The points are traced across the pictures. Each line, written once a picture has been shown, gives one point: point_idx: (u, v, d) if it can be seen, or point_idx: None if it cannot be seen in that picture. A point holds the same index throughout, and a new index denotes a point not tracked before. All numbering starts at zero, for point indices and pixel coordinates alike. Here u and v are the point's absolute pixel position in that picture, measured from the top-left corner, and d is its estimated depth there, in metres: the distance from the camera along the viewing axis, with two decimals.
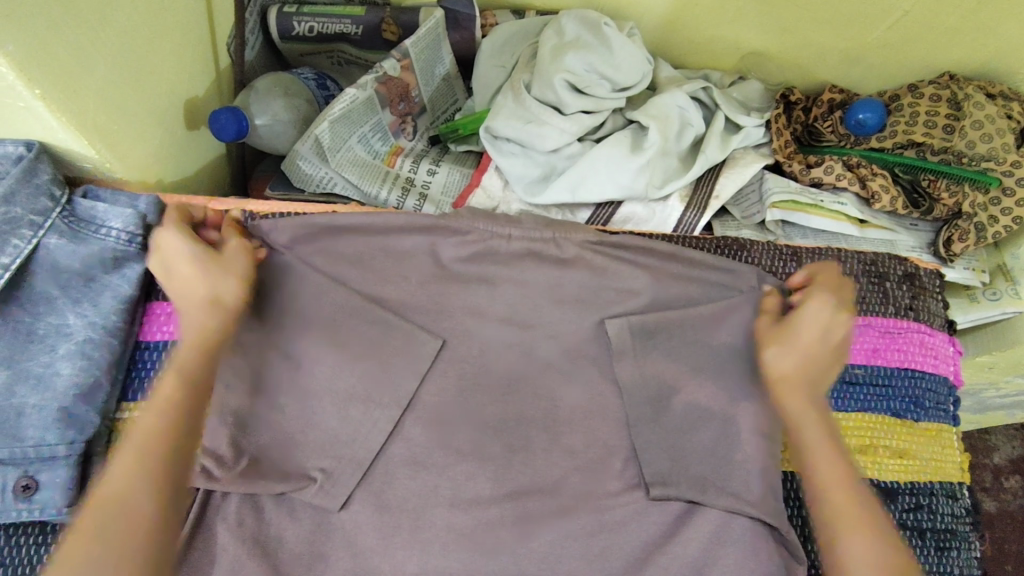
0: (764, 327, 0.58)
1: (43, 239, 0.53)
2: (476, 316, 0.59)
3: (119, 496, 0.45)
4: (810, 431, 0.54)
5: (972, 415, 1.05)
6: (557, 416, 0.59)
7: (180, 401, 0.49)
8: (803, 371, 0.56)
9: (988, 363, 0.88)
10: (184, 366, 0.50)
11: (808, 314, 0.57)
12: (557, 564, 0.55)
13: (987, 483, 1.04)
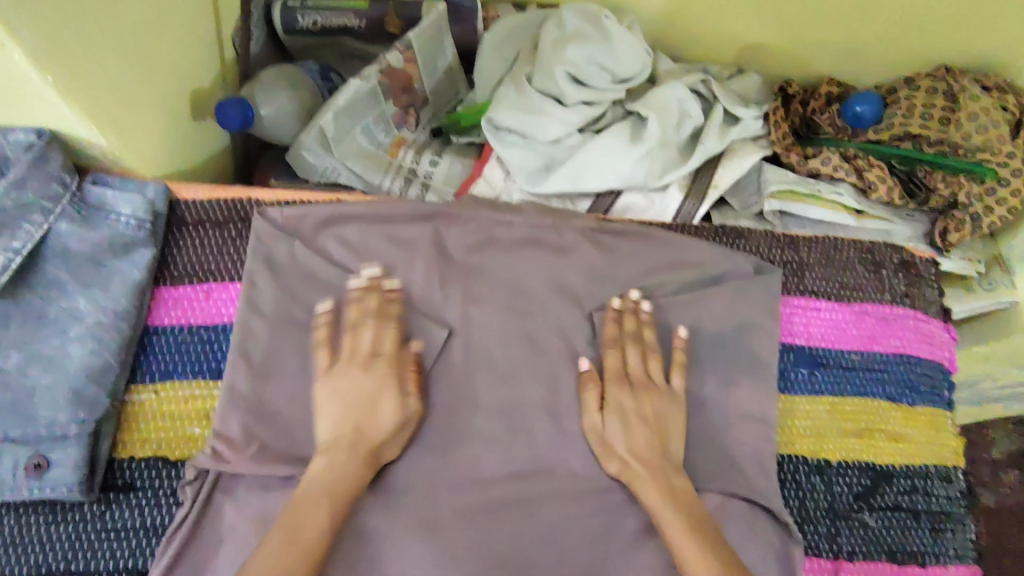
0: (589, 419, 0.58)
1: (53, 226, 0.54)
2: (480, 301, 0.60)
3: (275, 573, 0.46)
4: (648, 493, 0.55)
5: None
6: (558, 402, 0.59)
7: (343, 488, 0.51)
8: (627, 453, 0.56)
9: (985, 354, 0.89)
10: (355, 455, 0.53)
11: (618, 398, 0.58)
12: (559, 544, 0.56)
13: None
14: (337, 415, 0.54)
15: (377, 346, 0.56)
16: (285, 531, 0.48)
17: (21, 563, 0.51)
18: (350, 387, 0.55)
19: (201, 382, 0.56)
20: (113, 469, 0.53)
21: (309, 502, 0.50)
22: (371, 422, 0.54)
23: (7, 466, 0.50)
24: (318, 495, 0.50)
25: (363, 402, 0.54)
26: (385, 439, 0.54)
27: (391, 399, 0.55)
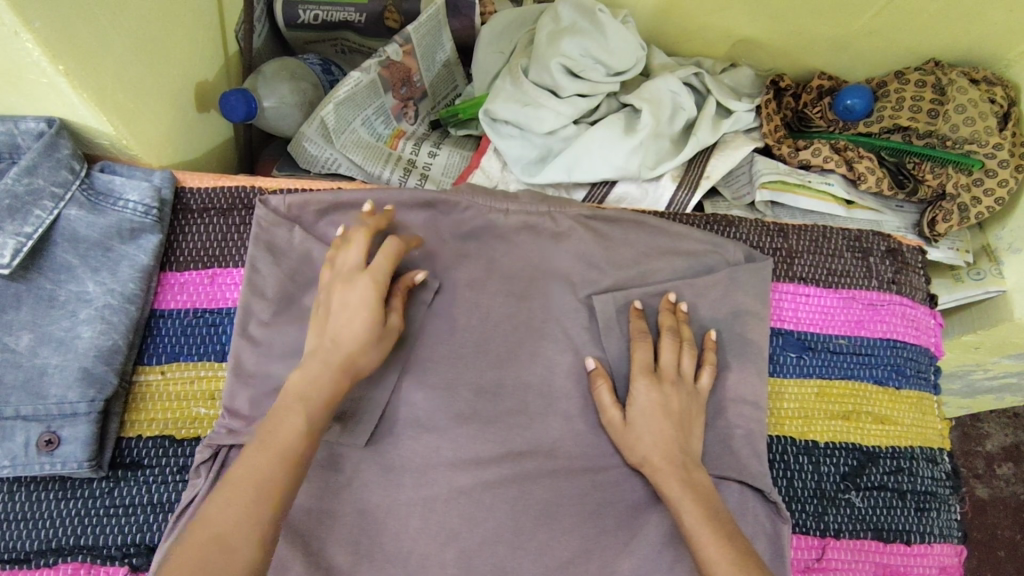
0: (606, 406, 0.59)
1: (63, 212, 0.56)
2: (477, 287, 0.63)
3: (252, 479, 0.45)
4: (670, 488, 0.55)
5: (962, 399, 1.08)
6: (552, 384, 0.61)
7: (319, 399, 0.50)
8: (650, 447, 0.56)
9: (974, 344, 0.91)
10: (326, 367, 0.51)
11: (639, 393, 0.58)
12: (553, 521, 0.58)
13: (978, 469, 1.08)
14: (319, 328, 0.53)
15: (361, 259, 0.55)
16: (260, 445, 0.47)
17: (32, 537, 0.52)
18: (330, 299, 0.54)
19: (206, 363, 0.58)
20: (121, 447, 0.55)
21: (282, 417, 0.49)
22: (348, 333, 0.52)
23: (19, 441, 0.51)
24: (291, 408, 0.49)
25: (343, 313, 0.53)
26: (364, 349, 0.53)
27: (373, 307, 0.53)
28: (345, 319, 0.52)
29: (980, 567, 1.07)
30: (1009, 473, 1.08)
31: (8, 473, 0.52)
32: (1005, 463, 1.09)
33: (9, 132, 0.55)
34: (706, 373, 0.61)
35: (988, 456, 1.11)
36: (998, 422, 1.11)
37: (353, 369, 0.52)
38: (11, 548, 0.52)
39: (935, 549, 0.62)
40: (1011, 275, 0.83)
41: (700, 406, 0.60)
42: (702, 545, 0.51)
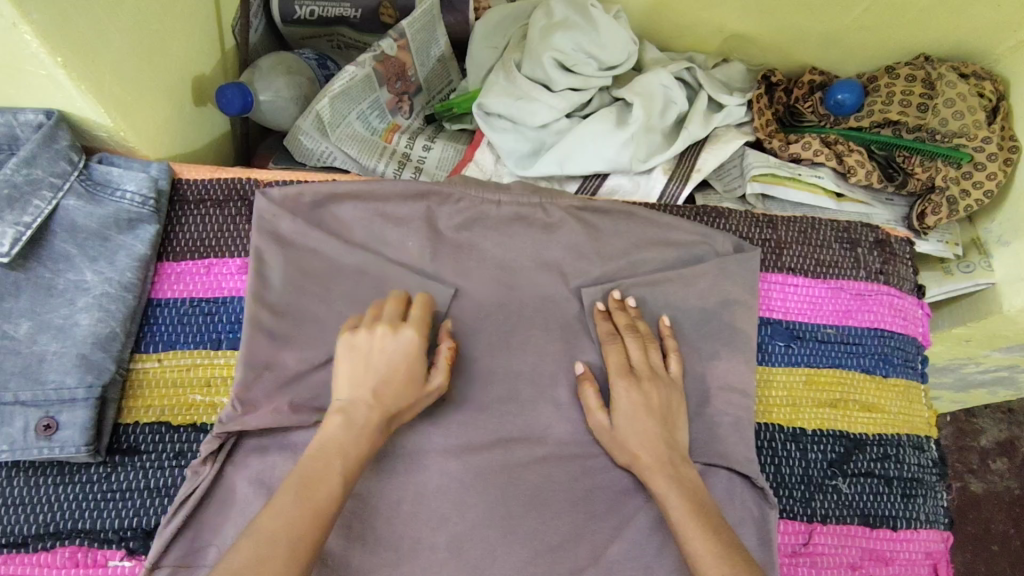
0: (597, 419, 0.59)
1: (61, 202, 0.57)
2: (469, 278, 0.64)
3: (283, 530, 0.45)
4: (656, 482, 0.55)
5: (956, 394, 1.09)
6: (543, 372, 0.63)
7: (356, 456, 0.50)
8: (638, 446, 0.57)
9: (965, 337, 0.92)
10: (371, 427, 0.52)
11: (620, 395, 0.58)
12: (543, 506, 0.59)
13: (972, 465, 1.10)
14: (355, 380, 0.53)
15: (400, 315, 0.56)
16: (297, 492, 0.47)
17: (29, 522, 0.53)
18: (375, 350, 0.54)
19: (202, 351, 0.59)
20: (118, 433, 0.56)
21: (321, 467, 0.49)
22: (389, 391, 0.53)
23: (17, 425, 0.52)
24: (330, 462, 0.49)
25: (387, 371, 0.53)
26: (399, 410, 0.54)
27: (416, 370, 0.54)
28: (392, 379, 0.53)
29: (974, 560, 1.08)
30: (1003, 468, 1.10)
31: (7, 458, 0.52)
32: (999, 458, 1.11)
33: (9, 123, 0.56)
34: (674, 359, 0.62)
35: (982, 450, 1.12)
36: (991, 417, 1.13)
37: (385, 424, 0.53)
38: (9, 532, 0.53)
39: (922, 535, 0.63)
40: (1000, 267, 0.84)
41: (681, 395, 0.60)
42: (689, 540, 0.51)
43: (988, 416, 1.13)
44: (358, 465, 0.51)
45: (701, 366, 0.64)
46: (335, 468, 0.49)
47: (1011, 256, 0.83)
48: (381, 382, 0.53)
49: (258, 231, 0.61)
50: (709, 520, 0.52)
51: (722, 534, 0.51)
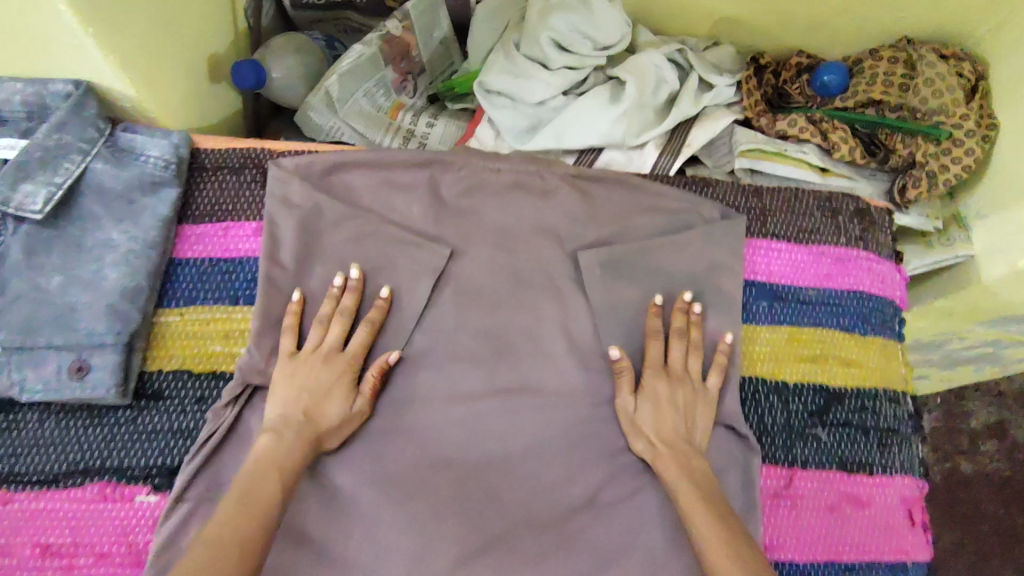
0: (623, 402, 0.63)
1: (89, 164, 0.61)
2: (471, 241, 0.68)
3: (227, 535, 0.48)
4: (668, 471, 0.59)
5: (944, 372, 1.12)
6: (540, 328, 0.66)
7: (291, 465, 0.54)
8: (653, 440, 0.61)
9: (948, 310, 0.95)
10: (300, 440, 0.56)
11: (639, 403, 0.62)
12: (540, 450, 0.63)
13: (965, 451, 1.14)
14: (288, 400, 0.58)
15: (340, 340, 0.61)
16: (240, 497, 0.50)
17: (61, 460, 0.57)
18: (305, 370, 0.59)
19: (221, 306, 0.63)
20: (144, 380, 0.60)
21: (258, 476, 0.52)
22: (319, 413, 0.58)
23: (51, 367, 0.56)
24: (264, 472, 0.53)
25: (316, 391, 0.58)
26: (329, 429, 0.58)
27: (343, 393, 0.59)
28: (322, 398, 0.58)
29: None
30: None
31: (40, 398, 0.56)
32: None
33: (39, 93, 0.60)
34: (715, 375, 0.65)
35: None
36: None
37: (315, 440, 0.57)
38: (41, 470, 0.57)
39: (898, 481, 0.67)
40: (978, 241, 0.88)
41: (710, 403, 0.64)
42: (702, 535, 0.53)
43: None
44: (295, 473, 0.54)
45: (689, 325, 0.68)
46: (272, 476, 0.52)
47: (991, 231, 0.86)
48: (308, 402, 0.58)
49: (273, 193, 0.65)
50: (713, 506, 0.55)
51: (729, 528, 0.53)
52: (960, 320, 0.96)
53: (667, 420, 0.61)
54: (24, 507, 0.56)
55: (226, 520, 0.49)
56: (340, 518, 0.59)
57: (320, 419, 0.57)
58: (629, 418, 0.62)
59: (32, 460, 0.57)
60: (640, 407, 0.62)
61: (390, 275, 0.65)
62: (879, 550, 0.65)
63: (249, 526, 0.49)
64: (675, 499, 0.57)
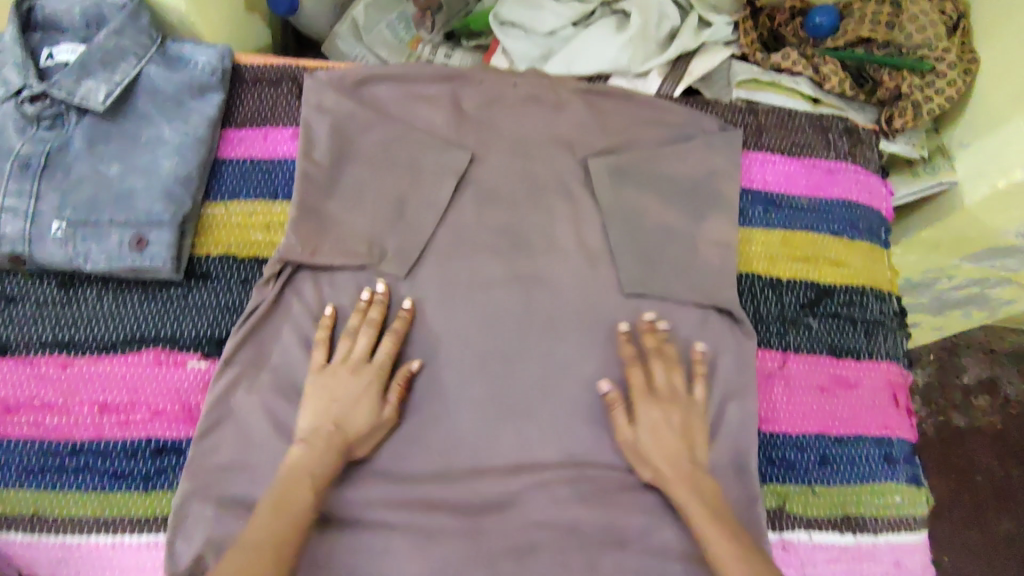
0: (623, 432, 0.63)
1: (144, 68, 0.66)
2: (489, 148, 0.73)
3: (265, 540, 0.52)
4: (680, 493, 0.60)
5: (935, 320, 1.15)
6: (554, 226, 0.72)
7: (322, 475, 0.57)
8: (661, 459, 0.61)
9: (932, 242, 1.01)
10: (332, 450, 0.58)
11: (644, 412, 0.63)
12: (556, 332, 0.68)
13: (956, 402, 1.17)
14: (317, 410, 0.60)
15: (367, 351, 0.63)
16: (273, 506, 0.54)
17: (120, 330, 0.63)
18: (335, 381, 0.61)
19: (263, 200, 0.69)
20: (194, 262, 0.66)
21: (292, 483, 0.55)
22: (350, 420, 0.60)
23: (113, 241, 0.61)
24: (298, 480, 0.56)
25: (345, 401, 0.60)
26: (360, 434, 0.60)
27: (371, 401, 0.61)
28: (351, 410, 0.60)
29: (958, 490, 1.13)
30: (984, 404, 1.17)
31: (104, 268, 0.61)
32: (980, 395, 1.18)
33: (98, 3, 0.66)
34: (697, 383, 0.66)
35: (966, 387, 1.19)
36: (975, 357, 1.20)
37: (346, 450, 0.59)
38: (101, 339, 0.63)
39: (883, 366, 0.73)
40: (961, 168, 0.93)
41: (703, 417, 0.64)
42: (727, 560, 0.55)
43: (975, 357, 1.20)
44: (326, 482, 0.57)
45: (691, 226, 0.73)
46: (305, 486, 0.55)
47: (972, 158, 0.91)
48: (341, 409, 0.60)
49: (310, 100, 0.71)
50: (726, 524, 0.57)
51: (745, 546, 0.56)
52: (946, 254, 1.00)
53: (669, 441, 0.62)
54: (84, 370, 0.62)
55: (257, 528, 0.52)
56: None
57: (351, 423, 0.59)
58: (635, 445, 0.62)
59: (92, 330, 0.63)
60: (641, 443, 0.62)
61: (415, 175, 0.70)
62: (867, 425, 0.71)
63: (282, 537, 0.52)
64: (688, 519, 0.59)
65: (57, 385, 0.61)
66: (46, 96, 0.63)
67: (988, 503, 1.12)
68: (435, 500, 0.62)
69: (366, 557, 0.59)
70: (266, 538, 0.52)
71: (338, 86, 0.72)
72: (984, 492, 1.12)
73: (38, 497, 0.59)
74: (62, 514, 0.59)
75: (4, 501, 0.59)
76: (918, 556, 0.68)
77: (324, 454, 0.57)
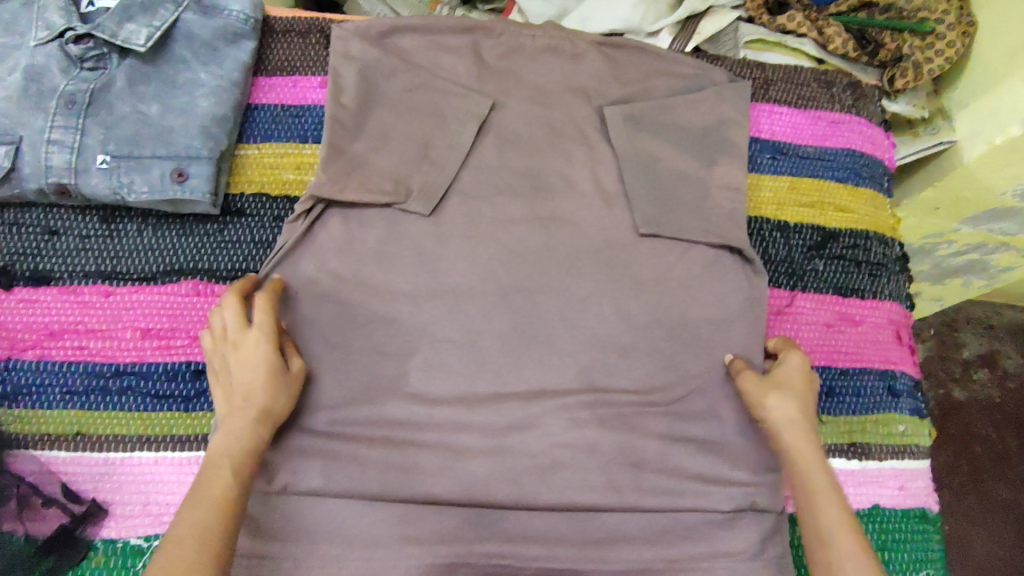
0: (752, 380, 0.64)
1: (182, 15, 0.69)
2: (509, 97, 0.76)
3: (190, 533, 0.49)
4: (807, 471, 0.60)
5: (934, 289, 1.16)
6: (571, 171, 0.75)
7: (252, 449, 0.56)
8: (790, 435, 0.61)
9: (933, 203, 0.99)
10: (246, 421, 0.56)
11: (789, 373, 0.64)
12: (573, 269, 0.71)
13: (956, 374, 1.19)
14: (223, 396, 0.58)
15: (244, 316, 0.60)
16: (193, 497, 0.52)
17: (159, 261, 0.66)
18: (238, 352, 0.59)
19: (293, 143, 0.72)
20: (228, 199, 0.69)
21: (211, 471, 0.53)
22: (254, 388, 0.58)
23: (155, 173, 0.64)
24: (217, 465, 0.54)
25: (248, 374, 0.58)
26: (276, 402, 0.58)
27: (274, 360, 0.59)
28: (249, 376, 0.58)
29: (958, 458, 1.15)
30: (983, 377, 1.18)
31: (146, 199, 0.64)
32: (980, 368, 1.19)
33: None
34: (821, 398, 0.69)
35: (965, 362, 1.20)
36: (974, 332, 1.22)
37: (269, 415, 0.58)
38: (141, 270, 0.66)
39: (886, 305, 0.77)
40: (960, 129, 0.92)
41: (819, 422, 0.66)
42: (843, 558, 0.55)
43: (974, 331, 1.22)
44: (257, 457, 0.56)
45: (703, 171, 0.75)
46: (222, 468, 0.53)
47: (971, 118, 0.91)
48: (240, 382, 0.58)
49: (338, 47, 0.74)
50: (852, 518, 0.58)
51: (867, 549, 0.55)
52: (945, 215, 0.99)
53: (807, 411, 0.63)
54: (126, 299, 0.65)
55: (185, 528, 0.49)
56: (397, 323, 0.67)
57: (255, 389, 0.58)
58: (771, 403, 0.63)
59: (132, 261, 0.66)
60: (781, 403, 0.62)
61: (438, 120, 0.73)
62: (870, 359, 0.74)
63: (209, 525, 0.50)
64: (807, 508, 0.58)
65: (99, 312, 0.64)
66: (90, 38, 0.66)
67: (986, 472, 1.14)
68: (461, 425, 0.65)
69: (395, 478, 0.62)
70: (194, 531, 0.49)
71: (366, 35, 0.75)
72: (981, 462, 1.14)
73: (83, 417, 0.62)
74: (107, 433, 0.62)
75: (50, 421, 0.62)
76: (922, 481, 0.72)
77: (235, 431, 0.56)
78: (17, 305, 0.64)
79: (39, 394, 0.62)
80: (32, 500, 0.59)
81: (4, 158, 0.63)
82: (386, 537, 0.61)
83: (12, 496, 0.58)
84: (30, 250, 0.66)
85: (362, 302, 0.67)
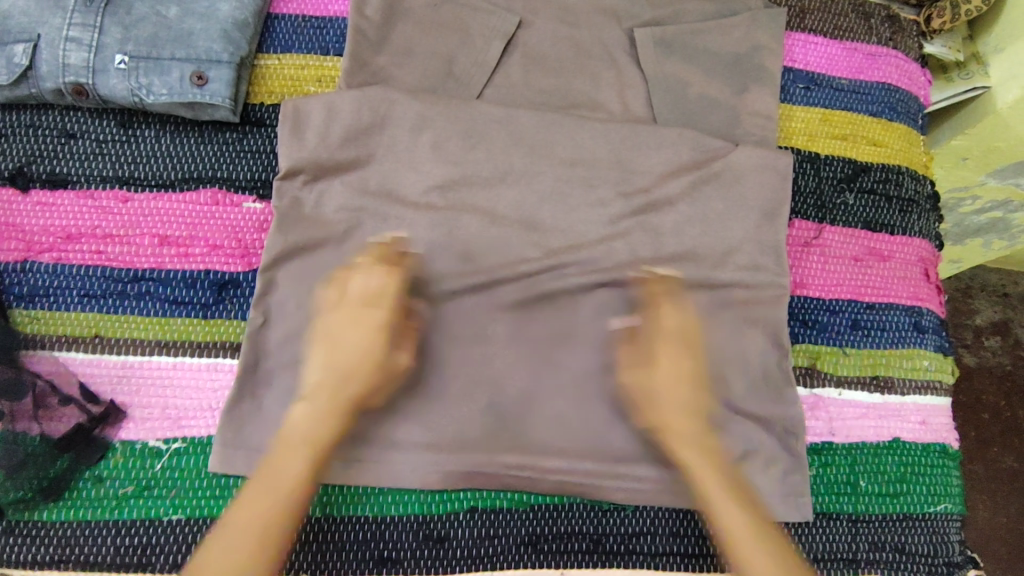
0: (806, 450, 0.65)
1: None
2: (537, 15, 0.74)
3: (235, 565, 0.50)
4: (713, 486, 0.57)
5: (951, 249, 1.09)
6: (599, 93, 0.73)
7: (323, 437, 0.55)
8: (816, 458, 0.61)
9: (962, 152, 0.93)
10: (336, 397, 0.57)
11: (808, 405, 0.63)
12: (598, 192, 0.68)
13: (967, 339, 1.14)
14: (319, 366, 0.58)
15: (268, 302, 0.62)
16: (255, 491, 0.53)
17: (178, 169, 0.65)
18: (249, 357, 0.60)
19: (315, 56, 0.70)
20: (248, 110, 0.68)
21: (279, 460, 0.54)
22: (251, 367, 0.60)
23: (175, 75, 0.63)
24: (292, 453, 0.54)
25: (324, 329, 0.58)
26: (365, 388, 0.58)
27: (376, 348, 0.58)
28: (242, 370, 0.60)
29: (966, 425, 1.10)
30: (995, 345, 1.13)
31: (165, 102, 0.63)
32: (992, 335, 1.14)
33: None
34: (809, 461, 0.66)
35: (977, 328, 1.15)
36: (988, 299, 1.17)
37: (342, 399, 0.57)
38: (159, 177, 0.65)
39: (916, 242, 0.75)
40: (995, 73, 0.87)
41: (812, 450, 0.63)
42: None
43: (987, 299, 1.17)
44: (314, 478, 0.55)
45: (735, 98, 0.73)
46: (295, 467, 0.54)
47: (1008, 60, 0.85)
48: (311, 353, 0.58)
49: None
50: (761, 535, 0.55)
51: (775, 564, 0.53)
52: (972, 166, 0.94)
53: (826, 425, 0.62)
54: (144, 206, 0.64)
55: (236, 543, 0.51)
56: (415, 240, 0.65)
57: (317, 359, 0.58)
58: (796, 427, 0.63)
59: (149, 168, 0.65)
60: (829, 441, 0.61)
61: (464, 36, 0.71)
62: (898, 295, 0.73)
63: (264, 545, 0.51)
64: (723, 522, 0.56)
65: (117, 217, 0.63)
66: None
67: (993, 440, 1.09)
68: (483, 341, 0.64)
69: (416, 389, 0.62)
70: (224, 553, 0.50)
71: None
72: (988, 428, 1.09)
73: (102, 320, 0.61)
74: (125, 336, 0.61)
75: (68, 323, 0.61)
76: (943, 418, 0.71)
77: (314, 420, 0.56)
78: (35, 207, 0.63)
79: (55, 296, 0.61)
80: (49, 401, 0.58)
81: (22, 55, 0.61)
82: (409, 443, 0.61)
83: (30, 393, 0.57)
84: (46, 153, 0.64)
85: (382, 215, 0.65)
